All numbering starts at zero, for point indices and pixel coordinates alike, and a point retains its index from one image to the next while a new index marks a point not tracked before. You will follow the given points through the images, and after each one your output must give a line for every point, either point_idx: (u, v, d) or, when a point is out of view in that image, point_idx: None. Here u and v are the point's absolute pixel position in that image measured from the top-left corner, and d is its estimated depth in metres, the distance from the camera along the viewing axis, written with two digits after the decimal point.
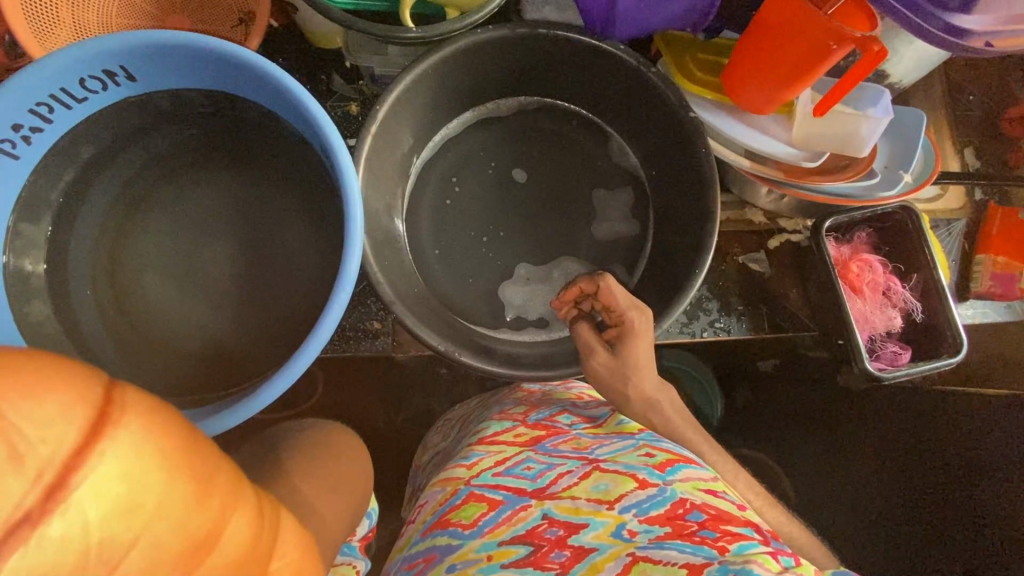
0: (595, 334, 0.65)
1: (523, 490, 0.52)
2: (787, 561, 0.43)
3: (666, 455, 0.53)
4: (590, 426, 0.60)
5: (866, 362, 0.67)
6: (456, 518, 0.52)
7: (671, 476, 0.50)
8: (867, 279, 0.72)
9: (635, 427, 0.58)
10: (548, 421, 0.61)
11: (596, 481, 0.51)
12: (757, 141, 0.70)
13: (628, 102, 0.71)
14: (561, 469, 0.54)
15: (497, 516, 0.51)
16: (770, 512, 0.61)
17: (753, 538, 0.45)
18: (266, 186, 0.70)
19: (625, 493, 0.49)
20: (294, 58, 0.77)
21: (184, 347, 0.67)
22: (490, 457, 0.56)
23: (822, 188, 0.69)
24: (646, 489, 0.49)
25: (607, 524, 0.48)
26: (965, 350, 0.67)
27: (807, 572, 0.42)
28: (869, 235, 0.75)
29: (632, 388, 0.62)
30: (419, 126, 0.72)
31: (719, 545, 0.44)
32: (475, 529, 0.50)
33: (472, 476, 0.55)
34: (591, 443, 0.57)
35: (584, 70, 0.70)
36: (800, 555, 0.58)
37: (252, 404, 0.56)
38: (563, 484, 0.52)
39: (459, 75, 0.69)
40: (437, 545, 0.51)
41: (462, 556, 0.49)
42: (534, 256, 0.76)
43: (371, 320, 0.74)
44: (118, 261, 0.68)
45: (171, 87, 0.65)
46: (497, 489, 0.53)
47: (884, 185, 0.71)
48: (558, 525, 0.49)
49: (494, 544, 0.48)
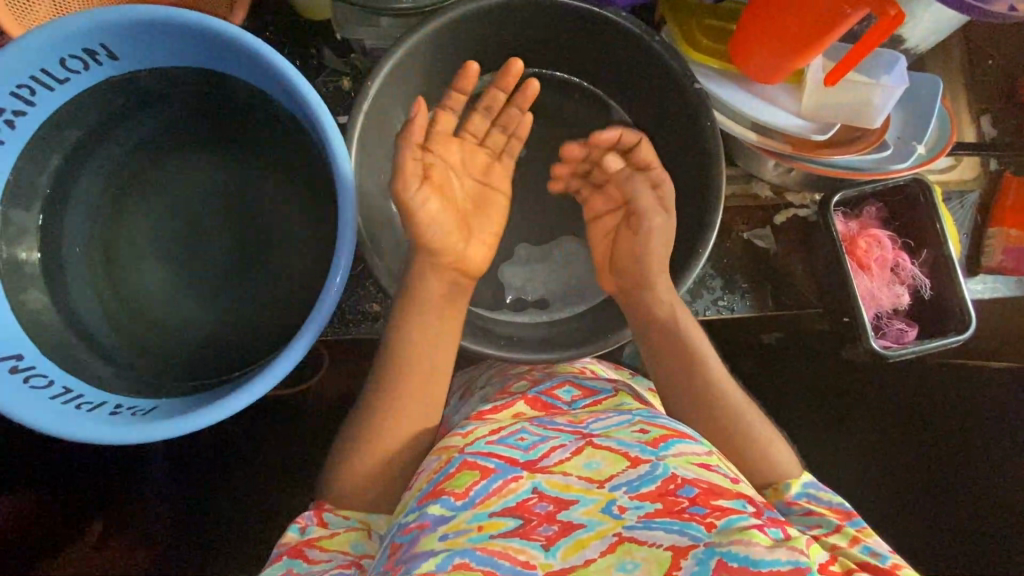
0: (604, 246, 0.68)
1: (514, 460, 0.54)
2: (777, 534, 0.48)
3: (659, 431, 0.55)
4: (589, 402, 0.63)
5: (871, 340, 0.66)
6: (448, 487, 0.52)
7: (664, 452, 0.53)
8: (875, 256, 0.69)
9: (632, 404, 0.62)
10: (547, 396, 0.64)
11: (588, 458, 0.54)
12: (765, 113, 0.68)
13: (634, 74, 0.67)
14: (553, 442, 0.56)
15: (488, 485, 0.52)
16: (778, 456, 0.59)
17: (744, 511, 0.49)
18: (260, 167, 0.69)
19: (615, 473, 0.52)
20: (283, 31, 0.74)
21: (183, 332, 0.67)
22: (485, 426, 0.57)
23: (832, 162, 0.67)
24: (638, 467, 0.52)
25: (597, 501, 0.51)
26: (971, 329, 0.64)
27: (797, 543, 0.47)
28: (879, 209, 0.71)
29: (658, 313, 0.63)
30: (412, 101, 0.69)
31: (707, 521, 0.48)
32: (466, 500, 0.51)
33: (467, 444, 0.55)
34: (586, 417, 0.59)
35: (586, 41, 0.67)
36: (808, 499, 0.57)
37: (276, 372, 0.55)
38: (555, 458, 0.54)
39: (453, 48, 0.66)
40: (429, 513, 0.51)
41: (454, 526, 0.50)
42: (533, 237, 0.74)
43: (370, 302, 0.73)
44: (113, 246, 0.67)
45: (154, 64, 0.62)
46: (489, 457, 0.53)
47: (896, 157, 0.68)
48: (548, 500, 0.51)
49: (484, 515, 0.50)
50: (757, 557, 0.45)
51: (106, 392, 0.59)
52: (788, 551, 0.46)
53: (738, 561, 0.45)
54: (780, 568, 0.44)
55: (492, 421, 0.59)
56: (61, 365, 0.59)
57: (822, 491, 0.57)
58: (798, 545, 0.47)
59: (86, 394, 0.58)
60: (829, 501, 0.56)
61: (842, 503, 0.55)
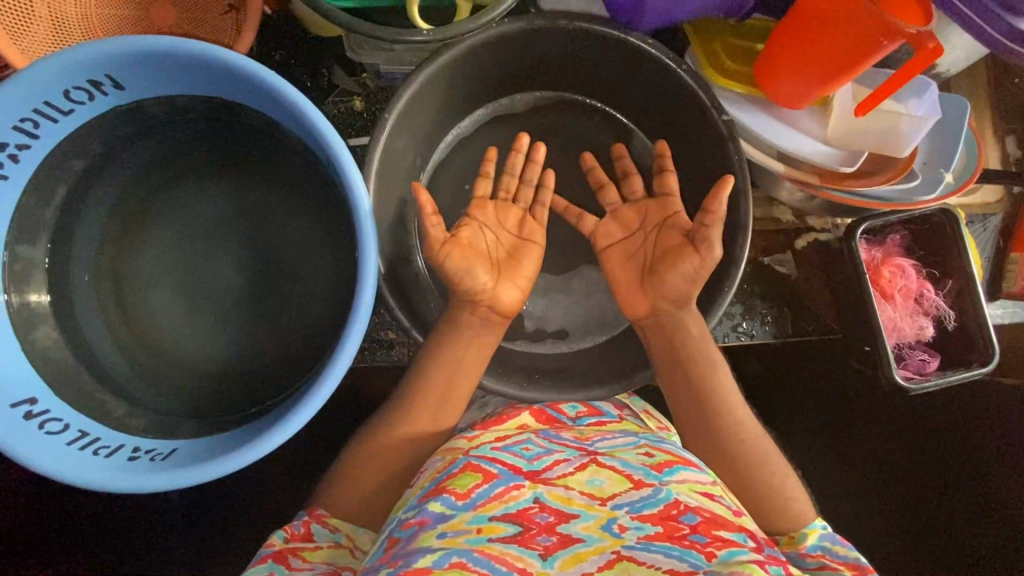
0: (637, 273, 0.64)
1: (518, 469, 0.55)
2: (775, 571, 0.47)
3: (664, 456, 0.57)
4: (594, 420, 0.63)
5: (894, 373, 0.65)
6: (450, 486, 0.53)
7: (668, 477, 0.54)
8: (899, 286, 0.68)
9: (637, 429, 0.63)
10: (553, 409, 0.63)
11: (591, 475, 0.55)
12: (790, 142, 0.66)
13: (657, 99, 0.65)
14: (558, 456, 0.57)
15: (490, 490, 0.53)
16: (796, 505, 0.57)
17: (745, 545, 0.50)
18: (271, 195, 0.67)
19: (618, 492, 0.53)
20: (293, 51, 0.71)
21: (196, 365, 0.65)
22: (490, 433, 0.59)
23: (860, 193, 0.65)
24: (641, 489, 0.53)
25: (598, 518, 0.52)
26: (994, 363, 0.64)
27: None
28: (903, 237, 0.70)
29: (698, 355, 0.61)
30: (429, 127, 0.67)
31: (707, 550, 0.48)
32: (468, 501, 0.52)
33: (472, 447, 0.57)
34: (592, 435, 0.60)
35: (609, 66, 0.65)
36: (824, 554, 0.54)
37: (306, 409, 0.54)
38: (558, 471, 0.55)
39: (471, 73, 0.64)
40: (430, 510, 0.52)
41: (454, 525, 0.50)
42: (551, 264, 0.73)
43: (385, 330, 0.71)
44: (122, 276, 0.65)
45: (161, 93, 0.59)
46: (493, 462, 0.55)
47: (923, 187, 0.66)
48: (549, 511, 0.52)
49: (485, 517, 0.51)
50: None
51: (124, 434, 0.58)
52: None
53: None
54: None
55: (501, 428, 0.61)
56: (74, 405, 0.58)
57: (838, 544, 0.54)
58: None
59: (103, 437, 0.57)
60: (844, 555, 0.53)
61: (857, 558, 0.52)
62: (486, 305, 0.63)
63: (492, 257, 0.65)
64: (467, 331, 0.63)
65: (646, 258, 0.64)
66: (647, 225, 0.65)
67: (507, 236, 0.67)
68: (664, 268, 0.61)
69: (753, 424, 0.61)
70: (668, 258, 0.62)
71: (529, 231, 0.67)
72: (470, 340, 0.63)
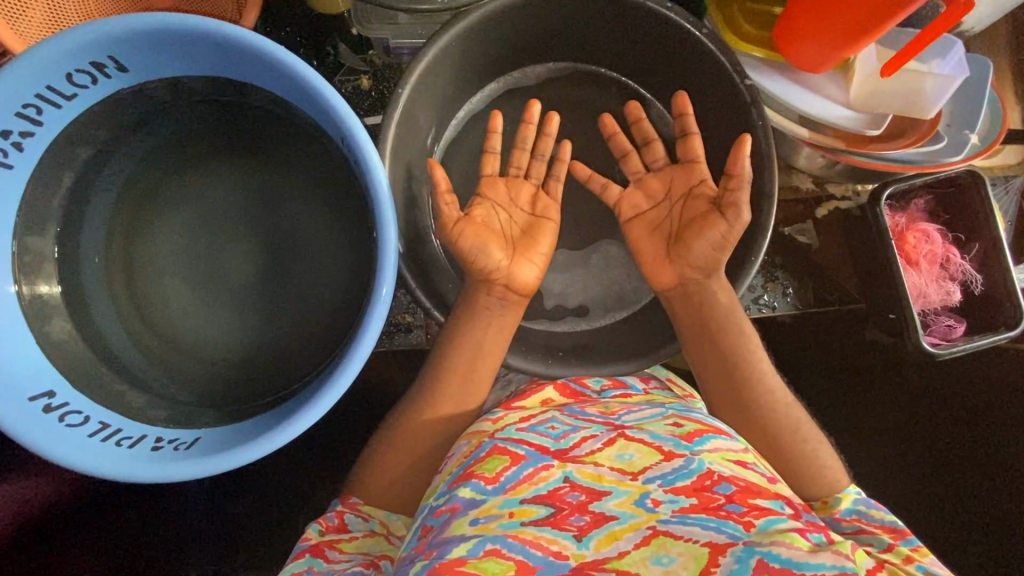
0: (663, 244, 0.63)
1: (545, 449, 0.54)
2: (818, 539, 0.47)
3: (693, 426, 0.56)
4: (619, 393, 0.63)
5: (920, 338, 0.64)
6: (478, 470, 0.52)
7: (698, 447, 0.53)
8: (924, 251, 0.67)
9: (665, 400, 0.62)
10: (578, 384, 0.63)
11: (620, 450, 0.54)
12: (813, 106, 0.64)
13: (675, 67, 0.64)
14: (585, 432, 0.56)
15: (519, 472, 0.52)
16: (830, 469, 0.58)
17: (782, 513, 0.50)
18: (283, 178, 0.65)
19: (648, 466, 0.53)
20: (295, 29, 0.69)
21: (213, 354, 0.64)
22: (514, 414, 0.58)
23: (883, 156, 0.64)
24: (672, 461, 0.52)
25: (630, 493, 0.51)
26: (1022, 325, 0.63)
27: (842, 548, 0.46)
28: (927, 202, 0.69)
29: (727, 321, 0.60)
30: (441, 103, 0.65)
31: (745, 520, 0.48)
32: (498, 485, 0.51)
33: (497, 429, 0.56)
34: (618, 409, 0.59)
35: (625, 32, 0.63)
36: (858, 519, 0.55)
37: (333, 393, 0.53)
38: (586, 448, 0.55)
39: (484, 44, 0.62)
40: (460, 496, 0.51)
41: (485, 511, 0.50)
42: (568, 241, 0.71)
43: (403, 313, 0.70)
44: (134, 266, 0.64)
45: (166, 74, 0.58)
46: (520, 444, 0.54)
47: (948, 150, 0.65)
48: (580, 489, 0.51)
49: (516, 501, 0.50)
50: (799, 560, 0.44)
51: (146, 424, 0.57)
52: (833, 555, 0.45)
53: (779, 561, 0.44)
54: (826, 572, 0.43)
55: (524, 408, 0.60)
56: (93, 398, 0.57)
57: (874, 509, 0.56)
58: (844, 551, 0.46)
59: (125, 428, 0.56)
60: (880, 518, 0.54)
61: (894, 521, 0.53)
62: (501, 285, 0.62)
63: (506, 234, 0.64)
64: (488, 309, 0.62)
65: (671, 229, 0.63)
66: (672, 196, 0.64)
67: (519, 214, 0.65)
68: (689, 237, 0.60)
69: (785, 393, 0.60)
70: (693, 227, 0.61)
71: (543, 207, 0.66)
72: (489, 318, 0.62)
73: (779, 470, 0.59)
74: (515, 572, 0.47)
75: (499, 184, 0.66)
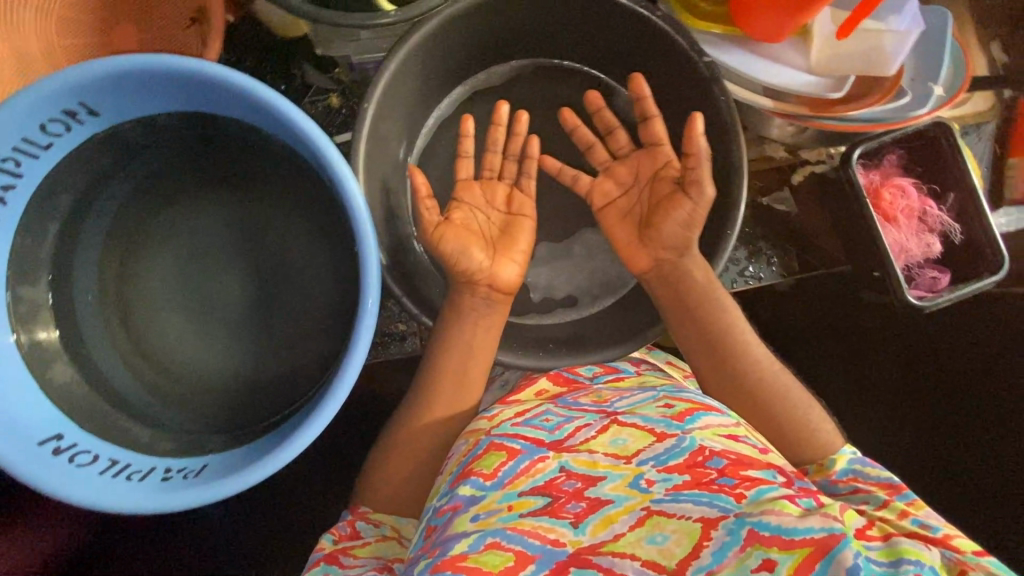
0: (635, 229, 0.64)
1: (541, 441, 0.56)
2: (807, 503, 0.47)
3: (684, 405, 0.57)
4: (611, 381, 0.65)
5: (905, 292, 0.65)
6: (477, 467, 0.54)
7: (690, 425, 0.54)
8: (901, 206, 0.67)
9: (658, 383, 0.63)
10: (571, 376, 0.65)
11: (613, 436, 0.55)
12: (776, 75, 0.65)
13: (634, 53, 0.65)
14: (578, 422, 0.58)
15: (516, 466, 0.53)
16: (826, 428, 0.60)
17: (774, 481, 0.50)
18: (263, 203, 0.66)
19: (641, 448, 0.54)
20: (261, 56, 0.70)
21: (214, 382, 0.65)
22: (510, 410, 0.60)
23: (850, 117, 0.64)
24: (664, 441, 0.53)
25: (624, 476, 0.52)
26: (1005, 270, 0.64)
27: (831, 510, 0.47)
28: (901, 156, 0.69)
29: (707, 296, 0.61)
30: (409, 113, 0.66)
31: (736, 492, 0.48)
32: (496, 480, 0.52)
33: (493, 427, 0.58)
34: (611, 397, 0.61)
35: (580, 23, 0.64)
36: (856, 479, 0.55)
37: (331, 406, 0.54)
38: (580, 437, 0.56)
39: (444, 51, 0.63)
40: (461, 494, 0.52)
41: (485, 506, 0.51)
42: (550, 234, 0.72)
43: (396, 323, 0.71)
44: (127, 304, 0.65)
45: (138, 114, 0.59)
46: (516, 438, 0.55)
47: (914, 104, 0.65)
48: (576, 477, 0.53)
49: (514, 494, 0.52)
50: (789, 526, 0.44)
51: (153, 457, 0.59)
52: (821, 518, 0.45)
53: (770, 529, 0.44)
54: (814, 535, 0.44)
55: (518, 405, 0.61)
56: (99, 436, 0.58)
57: (869, 467, 0.56)
58: (832, 513, 0.47)
59: (133, 462, 0.57)
60: (877, 476, 0.55)
61: (890, 477, 0.54)
62: (485, 285, 0.63)
63: (486, 234, 0.65)
64: (475, 310, 0.63)
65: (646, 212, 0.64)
66: (644, 180, 0.65)
67: (496, 215, 0.67)
68: (665, 217, 0.61)
69: (772, 361, 0.61)
70: (668, 208, 0.61)
71: (518, 206, 0.67)
72: (477, 319, 0.63)
73: (772, 438, 0.60)
74: (514, 563, 0.48)
75: (473, 188, 0.67)
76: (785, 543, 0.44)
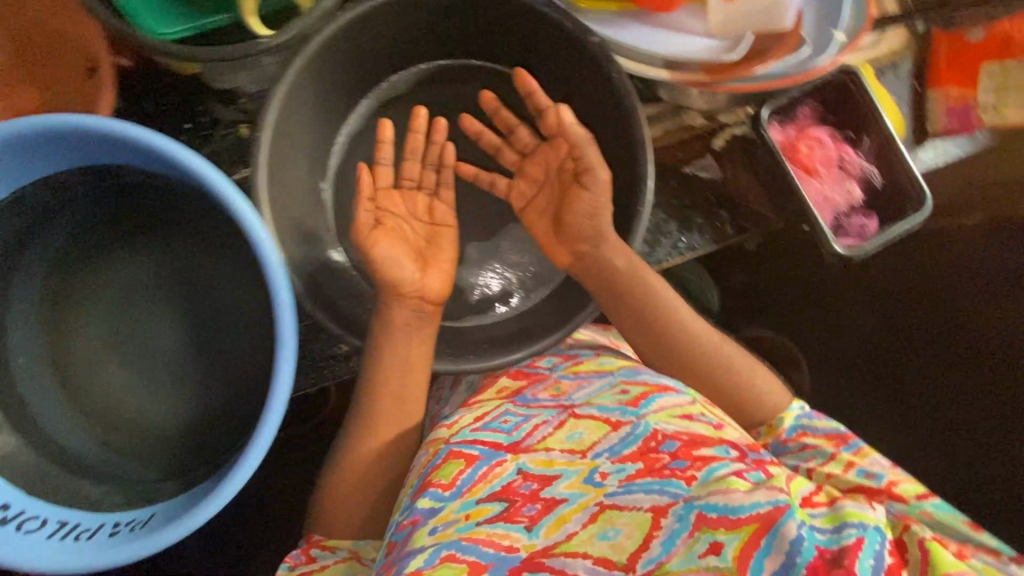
0: (551, 221, 0.64)
1: (499, 444, 0.55)
2: (756, 478, 0.48)
3: (640, 389, 0.57)
4: (570, 367, 0.64)
5: (832, 243, 0.64)
6: (435, 479, 0.53)
7: (645, 410, 0.55)
8: (818, 157, 0.67)
9: (615, 364, 0.62)
10: (529, 368, 0.65)
11: (570, 430, 0.55)
12: (675, 43, 0.64)
13: (529, 43, 0.63)
14: (536, 420, 0.57)
15: (474, 472, 0.53)
16: (769, 387, 0.61)
17: (726, 458, 0.50)
18: (186, 244, 0.66)
19: (598, 440, 0.54)
20: (163, 97, 0.70)
21: (166, 427, 0.66)
22: (468, 415, 0.59)
23: (754, 75, 0.63)
24: (620, 430, 0.54)
25: (580, 472, 0.53)
26: (929, 201, 0.64)
27: (776, 482, 0.48)
28: (813, 108, 0.68)
29: (637, 279, 0.61)
30: (314, 135, 0.65)
31: (687, 475, 0.49)
32: (455, 489, 0.52)
33: (452, 434, 0.57)
34: (569, 388, 0.61)
35: (470, 20, 0.62)
36: (806, 433, 0.57)
37: (263, 441, 0.54)
38: (538, 435, 0.56)
39: (336, 70, 0.61)
40: (420, 508, 0.52)
41: (443, 518, 0.51)
42: (478, 234, 0.72)
43: (337, 344, 0.71)
44: (64, 365, 0.65)
45: (41, 174, 0.58)
46: (474, 444, 0.55)
47: (817, 53, 0.64)
48: (533, 478, 0.53)
49: (472, 502, 0.52)
50: (735, 504, 0.45)
51: (104, 513, 0.59)
52: (767, 491, 0.46)
53: (716, 511, 0.45)
54: (760, 510, 0.44)
55: (477, 409, 0.60)
56: (48, 499, 0.59)
57: (817, 420, 0.58)
58: (778, 485, 0.48)
59: (83, 521, 0.58)
60: (824, 428, 0.57)
61: (837, 428, 0.56)
62: (413, 297, 0.62)
63: (414, 245, 0.64)
64: (404, 325, 0.62)
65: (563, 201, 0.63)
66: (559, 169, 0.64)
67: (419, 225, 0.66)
68: (579, 206, 0.60)
69: (709, 329, 0.62)
70: (581, 195, 0.60)
71: (440, 215, 0.67)
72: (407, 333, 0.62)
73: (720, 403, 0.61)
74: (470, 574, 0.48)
75: (392, 197, 0.66)
76: (731, 523, 0.45)
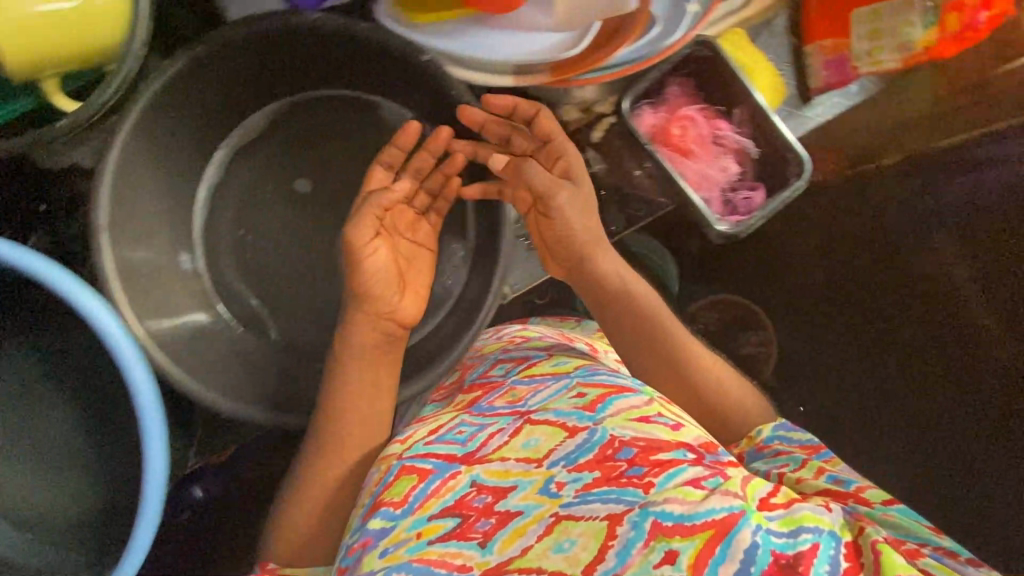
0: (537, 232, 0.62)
1: (453, 456, 0.50)
2: (712, 482, 0.43)
3: (596, 391, 0.50)
4: (524, 369, 0.58)
5: (714, 224, 0.62)
6: (387, 497, 0.48)
7: (601, 415, 0.48)
8: (692, 137, 0.65)
9: (571, 364, 0.56)
10: (482, 378, 0.59)
11: (525, 437, 0.49)
12: (519, 43, 0.61)
13: (371, 65, 0.60)
14: (492, 429, 0.51)
15: (427, 487, 0.48)
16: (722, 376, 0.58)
17: (685, 460, 0.45)
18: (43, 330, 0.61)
19: (554, 447, 0.48)
20: None
21: (41, 525, 0.58)
22: (423, 428, 0.53)
23: (605, 65, 0.61)
24: (576, 436, 0.48)
25: (535, 482, 0.47)
26: (806, 173, 0.62)
27: (732, 486, 0.43)
28: (682, 85, 0.67)
29: (589, 264, 0.59)
30: (168, 194, 0.62)
31: (646, 482, 0.44)
32: (407, 506, 0.47)
33: (405, 449, 0.52)
34: (526, 393, 0.54)
35: (304, 51, 0.59)
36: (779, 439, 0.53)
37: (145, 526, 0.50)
38: (494, 444, 0.50)
39: (176, 125, 0.58)
40: (371, 528, 0.47)
41: (394, 538, 0.46)
42: None
43: None
44: None
45: None
46: (426, 458, 0.50)
47: (668, 29, 0.62)
48: (487, 490, 0.48)
49: (424, 519, 0.47)
50: (689, 511, 0.41)
51: None
52: (720, 496, 0.42)
53: (673, 519, 0.41)
54: (715, 517, 0.41)
55: (432, 422, 0.55)
56: None
57: (792, 431, 0.54)
58: (734, 489, 0.42)
59: None
60: (799, 438, 0.53)
61: (812, 439, 0.52)
62: None
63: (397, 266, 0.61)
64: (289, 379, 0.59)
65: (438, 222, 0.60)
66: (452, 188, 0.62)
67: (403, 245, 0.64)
68: None
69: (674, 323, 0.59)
70: None
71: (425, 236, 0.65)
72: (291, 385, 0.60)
73: (684, 395, 0.58)
74: None
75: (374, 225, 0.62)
76: (686, 530, 0.41)
